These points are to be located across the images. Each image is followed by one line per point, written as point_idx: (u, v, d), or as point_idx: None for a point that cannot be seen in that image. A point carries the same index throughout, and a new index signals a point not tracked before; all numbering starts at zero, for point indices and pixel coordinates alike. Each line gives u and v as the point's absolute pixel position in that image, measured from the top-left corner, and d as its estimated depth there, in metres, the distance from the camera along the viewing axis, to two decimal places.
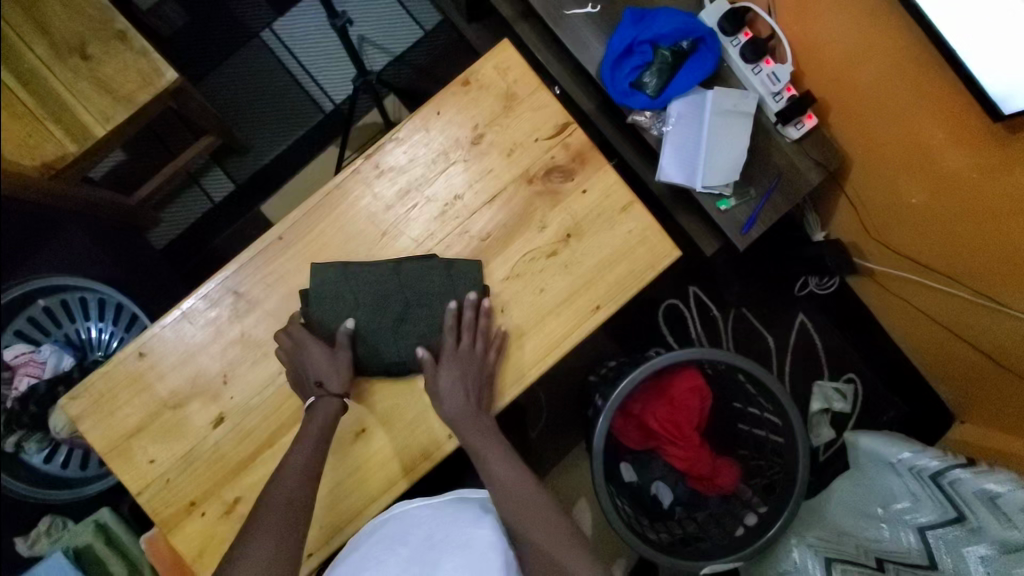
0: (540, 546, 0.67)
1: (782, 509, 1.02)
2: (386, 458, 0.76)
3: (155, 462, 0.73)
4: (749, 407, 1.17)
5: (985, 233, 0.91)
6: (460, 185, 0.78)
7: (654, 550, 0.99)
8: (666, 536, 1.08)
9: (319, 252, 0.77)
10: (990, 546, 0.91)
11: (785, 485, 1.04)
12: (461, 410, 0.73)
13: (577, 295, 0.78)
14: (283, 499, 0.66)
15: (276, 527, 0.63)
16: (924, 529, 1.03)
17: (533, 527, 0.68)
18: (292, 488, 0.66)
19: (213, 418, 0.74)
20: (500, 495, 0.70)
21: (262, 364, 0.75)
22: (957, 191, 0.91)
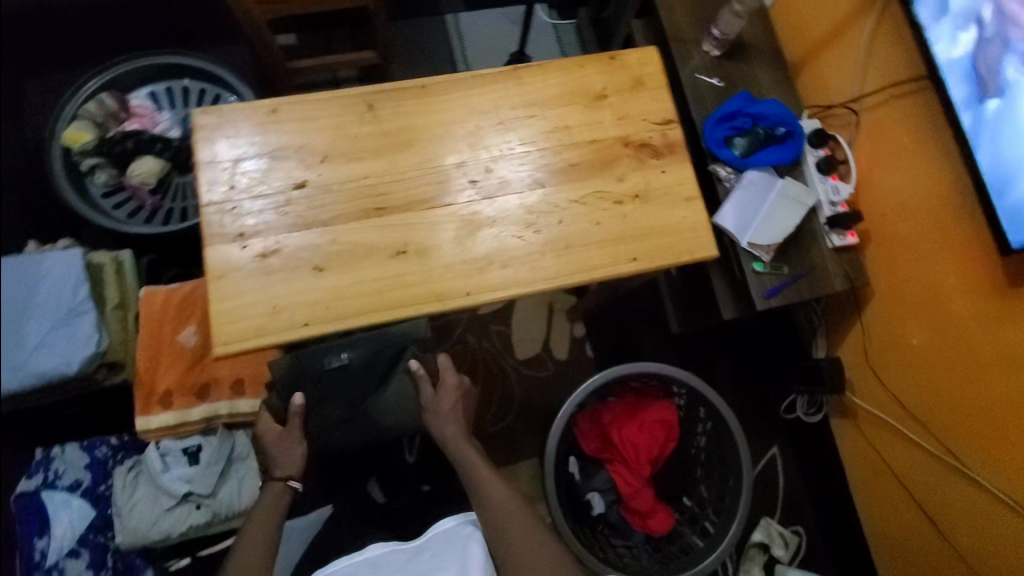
0: (545, 543, 0.83)
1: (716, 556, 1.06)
2: (413, 280, 0.85)
3: (232, 189, 0.85)
4: (702, 470, 1.21)
5: (970, 387, 1.02)
6: (572, 120, 0.94)
7: (597, 559, 1.05)
8: (578, 537, 1.08)
9: (446, 109, 0.92)
10: None
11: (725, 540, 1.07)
12: (445, 429, 0.97)
13: (621, 243, 0.90)
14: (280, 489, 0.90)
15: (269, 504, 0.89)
16: None
17: (523, 534, 0.83)
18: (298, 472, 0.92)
19: (296, 181, 0.86)
20: (500, 491, 0.89)
21: (356, 163, 0.88)
22: (955, 341, 1.04)
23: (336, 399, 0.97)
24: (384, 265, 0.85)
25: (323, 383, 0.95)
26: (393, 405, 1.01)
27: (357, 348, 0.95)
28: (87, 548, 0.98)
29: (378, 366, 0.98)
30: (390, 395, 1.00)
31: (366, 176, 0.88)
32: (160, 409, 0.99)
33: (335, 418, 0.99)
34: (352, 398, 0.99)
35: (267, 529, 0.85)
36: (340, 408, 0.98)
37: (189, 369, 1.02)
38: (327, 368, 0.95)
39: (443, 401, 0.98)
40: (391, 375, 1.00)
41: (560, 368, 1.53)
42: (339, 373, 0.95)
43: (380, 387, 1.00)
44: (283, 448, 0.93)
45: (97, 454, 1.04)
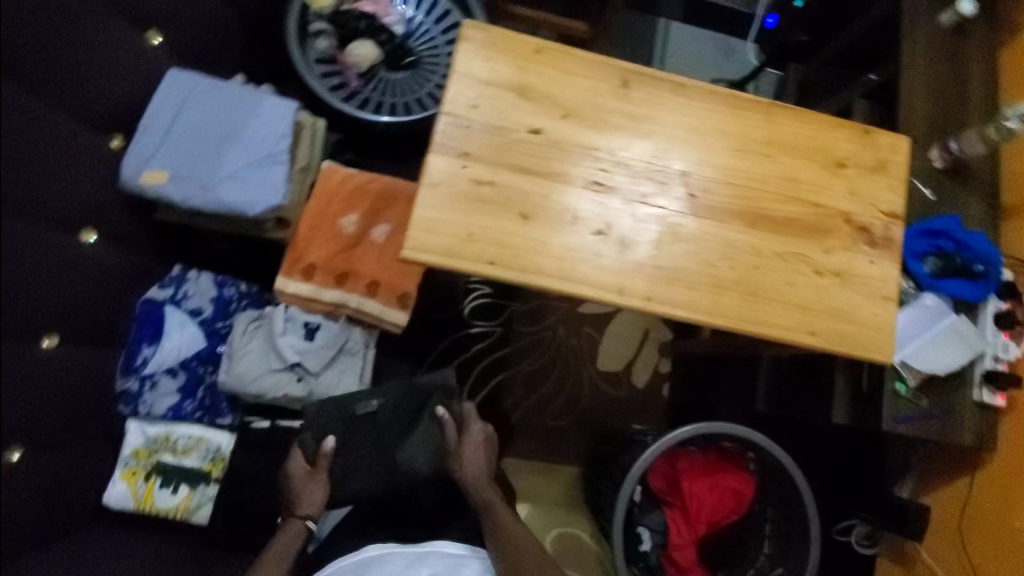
0: None
1: None
2: (602, 264, 0.83)
3: (473, 108, 0.84)
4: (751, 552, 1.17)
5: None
6: (803, 175, 0.92)
7: None
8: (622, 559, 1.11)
9: (692, 117, 0.90)
10: None
11: None
12: (473, 470, 0.97)
13: (806, 314, 0.87)
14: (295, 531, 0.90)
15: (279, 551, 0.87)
16: None
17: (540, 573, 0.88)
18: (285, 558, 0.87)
19: (532, 125, 0.85)
20: (515, 528, 0.92)
21: (591, 131, 0.87)
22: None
23: (364, 443, 1.00)
24: (582, 239, 0.84)
25: (348, 428, 0.99)
26: (420, 454, 1.00)
27: (385, 393, 1.01)
28: (184, 372, 1.01)
29: (410, 404, 1.02)
30: (414, 444, 1.01)
31: (596, 148, 0.87)
32: (298, 278, 1.01)
33: (360, 464, 0.99)
34: (380, 443, 1.00)
35: (280, 569, 0.86)
36: (368, 453, 1.00)
37: (338, 253, 1.03)
38: (354, 410, 0.99)
39: (468, 448, 0.99)
40: (419, 420, 1.02)
41: (632, 395, 1.53)
42: (366, 418, 0.99)
43: (406, 433, 1.01)
44: (307, 488, 0.93)
45: (224, 293, 1.06)
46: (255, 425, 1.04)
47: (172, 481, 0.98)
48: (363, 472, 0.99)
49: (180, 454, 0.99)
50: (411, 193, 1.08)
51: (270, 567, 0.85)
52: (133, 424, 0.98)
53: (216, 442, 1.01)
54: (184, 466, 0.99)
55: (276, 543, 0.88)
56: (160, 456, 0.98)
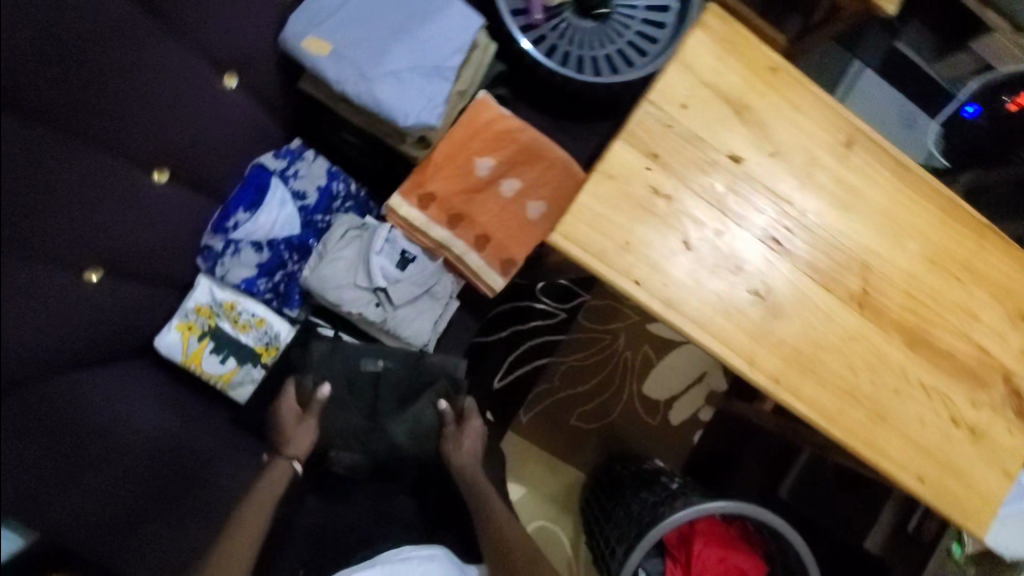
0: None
1: None
2: (744, 327, 0.75)
3: (682, 108, 0.74)
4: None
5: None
6: (985, 314, 0.82)
7: None
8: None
9: (900, 207, 0.80)
10: None
11: None
12: (465, 460, 0.99)
13: (924, 458, 0.79)
14: (278, 473, 0.92)
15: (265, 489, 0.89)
16: None
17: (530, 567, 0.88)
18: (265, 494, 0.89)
19: (736, 151, 0.75)
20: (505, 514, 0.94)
21: (792, 181, 0.77)
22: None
23: (359, 404, 1.01)
24: (738, 292, 0.75)
25: (346, 386, 1.01)
26: (406, 430, 1.01)
27: (393, 359, 1.00)
28: (270, 250, 0.97)
29: (416, 379, 1.02)
30: (407, 417, 1.01)
31: (790, 201, 0.77)
32: (415, 204, 0.94)
33: (348, 422, 1.00)
34: (373, 408, 1.01)
35: (268, 500, 0.89)
36: (360, 415, 1.01)
37: (462, 193, 0.96)
38: (360, 368, 1.00)
39: (464, 436, 1.01)
40: (417, 398, 1.02)
41: (663, 429, 1.47)
42: (370, 378, 1.00)
43: (401, 407, 1.02)
44: (301, 436, 0.96)
45: (332, 186, 1.01)
46: (321, 331, 1.05)
47: (224, 350, 0.96)
48: (351, 432, 1.00)
49: (239, 327, 0.97)
50: (556, 157, 0.98)
51: (259, 495, 0.88)
52: (205, 281, 0.95)
53: (276, 328, 0.99)
54: (239, 340, 0.97)
55: (266, 477, 0.91)
56: (220, 322, 0.96)
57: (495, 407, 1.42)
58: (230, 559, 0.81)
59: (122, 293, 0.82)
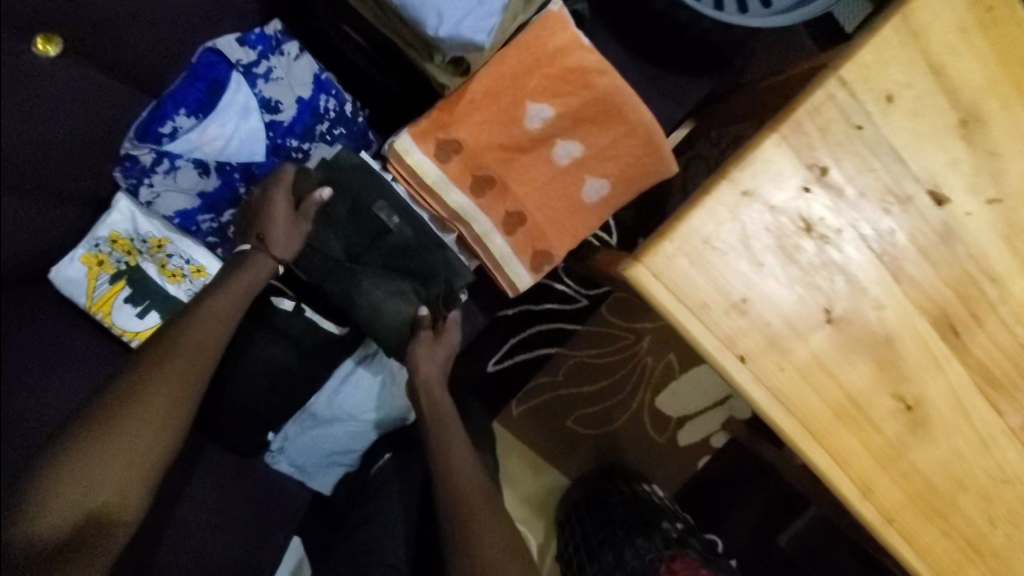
0: None
1: None
2: (879, 444, 0.51)
3: (881, 101, 0.46)
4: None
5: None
6: None
7: None
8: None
9: None
10: None
11: None
12: (435, 382, 0.71)
13: None
14: (222, 310, 0.61)
15: (206, 330, 0.60)
16: None
17: None
18: (208, 333, 0.59)
19: (940, 186, 0.48)
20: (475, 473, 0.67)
21: (1003, 247, 0.51)
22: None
23: (342, 244, 0.71)
24: (880, 396, 0.50)
25: (345, 215, 0.69)
26: (384, 311, 0.72)
27: (415, 217, 0.70)
28: (219, 177, 0.69)
29: (420, 252, 0.71)
30: (386, 293, 0.72)
31: (990, 276, 0.51)
32: (432, 153, 0.67)
33: (322, 247, 0.71)
34: (359, 256, 0.71)
35: (221, 326, 0.61)
36: (336, 248, 0.71)
37: (501, 149, 0.67)
38: (369, 203, 0.68)
39: (443, 351, 0.73)
40: (410, 277, 0.72)
41: (668, 450, 1.27)
42: (373, 227, 0.70)
43: (387, 274, 0.72)
44: (285, 228, 0.66)
45: (318, 101, 0.71)
46: (275, 303, 0.72)
47: (142, 302, 0.69)
48: (321, 267, 0.71)
49: (167, 274, 0.71)
50: (640, 118, 0.66)
51: (198, 338, 0.59)
52: (125, 203, 0.67)
53: None
54: (164, 291, 0.70)
55: (236, 274, 0.64)
56: (143, 262, 0.70)
57: (485, 391, 1.21)
58: (145, 437, 0.53)
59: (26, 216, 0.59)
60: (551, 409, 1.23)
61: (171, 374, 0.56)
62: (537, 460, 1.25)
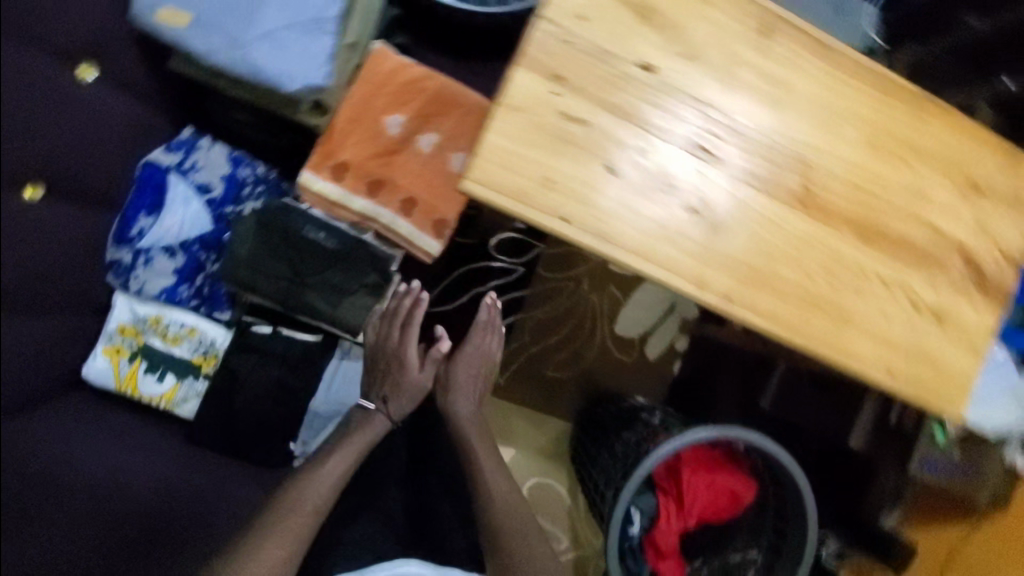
0: None
1: None
2: (688, 249, 0.71)
3: (579, 20, 0.68)
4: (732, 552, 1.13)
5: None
6: (936, 193, 0.77)
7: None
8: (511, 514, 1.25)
9: (831, 93, 0.74)
10: None
11: None
12: (470, 412, 0.95)
13: (893, 351, 0.77)
14: (351, 455, 0.86)
15: (332, 470, 0.84)
16: None
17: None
18: (330, 479, 0.83)
19: (647, 61, 0.70)
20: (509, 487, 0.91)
21: (712, 84, 0.71)
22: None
23: (289, 265, 0.88)
24: (675, 213, 0.71)
25: (285, 240, 0.88)
26: (347, 309, 0.91)
27: (337, 234, 0.90)
28: (184, 253, 0.91)
29: (349, 256, 0.90)
30: (341, 302, 0.91)
31: (715, 107, 0.71)
32: (329, 177, 0.87)
33: (273, 271, 0.88)
34: (301, 271, 0.89)
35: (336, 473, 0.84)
36: (284, 270, 0.89)
37: (378, 157, 0.89)
38: (299, 229, 0.88)
39: (471, 369, 0.96)
40: (347, 270, 0.90)
41: (643, 366, 1.44)
42: (308, 243, 0.89)
43: (330, 279, 0.90)
44: (405, 383, 0.91)
45: (238, 173, 0.93)
46: (255, 330, 0.94)
47: (158, 369, 0.91)
48: (273, 281, 0.88)
49: (170, 341, 0.92)
50: (468, 100, 0.91)
51: (303, 500, 0.81)
52: (123, 299, 0.89)
53: (209, 336, 0.93)
54: (172, 354, 0.92)
55: (354, 434, 0.88)
56: (148, 339, 0.90)
57: None
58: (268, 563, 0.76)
59: (39, 330, 0.75)
60: (532, 368, 1.41)
61: (280, 537, 0.77)
62: (538, 415, 1.42)
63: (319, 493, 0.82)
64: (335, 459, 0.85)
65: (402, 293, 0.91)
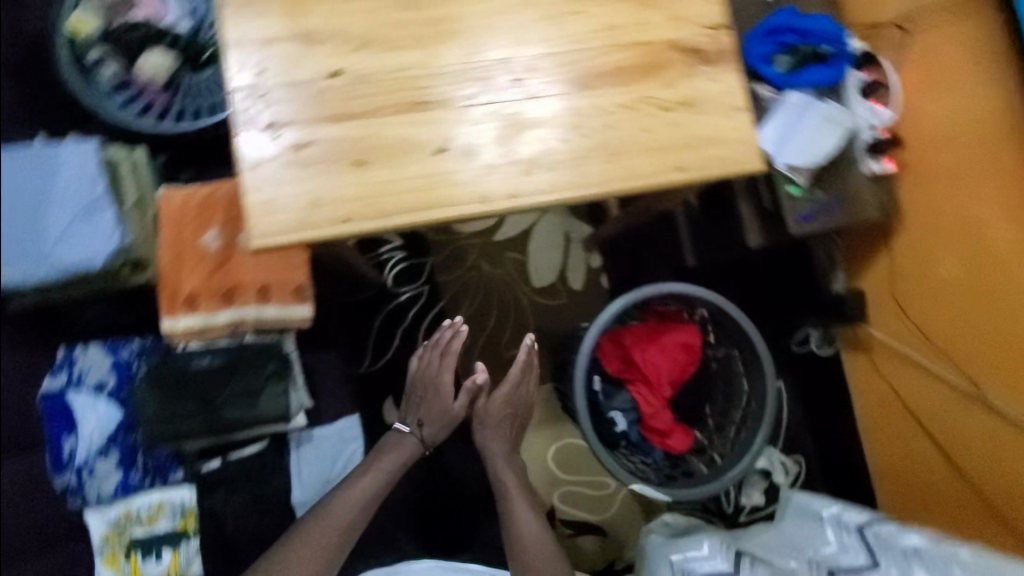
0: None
1: (737, 460, 1.10)
2: (456, 180, 0.81)
3: (260, 73, 0.80)
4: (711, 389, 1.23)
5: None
6: (619, 18, 0.89)
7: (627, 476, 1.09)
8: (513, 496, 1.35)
9: (488, 0, 0.86)
10: None
11: (746, 439, 1.12)
12: (501, 448, 1.13)
13: (669, 150, 0.87)
14: (385, 466, 1.05)
15: (366, 478, 1.02)
16: (837, 571, 1.04)
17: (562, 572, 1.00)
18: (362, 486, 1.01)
19: (331, 68, 0.81)
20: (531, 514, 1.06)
21: (393, 53, 0.83)
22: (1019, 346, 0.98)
23: (196, 399, 0.97)
24: (427, 161, 0.81)
25: (180, 381, 0.97)
26: (263, 403, 0.99)
27: (220, 353, 0.99)
28: (115, 447, 1.00)
29: (239, 362, 0.99)
30: (254, 400, 0.99)
31: (406, 66, 0.83)
32: (186, 312, 0.97)
33: (186, 412, 0.97)
34: (207, 397, 0.97)
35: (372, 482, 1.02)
36: (194, 406, 0.97)
37: (214, 273, 0.98)
38: (186, 365, 0.98)
39: (505, 416, 1.14)
40: (245, 373, 0.99)
41: (574, 298, 1.53)
42: (199, 373, 0.98)
43: (235, 389, 0.98)
44: (438, 403, 1.10)
45: (120, 357, 1.02)
46: (205, 469, 1.03)
47: (152, 549, 0.99)
48: (190, 420, 0.97)
49: (150, 521, 1.00)
50: None
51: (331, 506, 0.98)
52: (94, 513, 0.98)
53: (178, 499, 1.00)
54: (157, 531, 1.00)
55: (390, 450, 1.07)
56: (131, 530, 0.99)
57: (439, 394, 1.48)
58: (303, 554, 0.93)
59: None
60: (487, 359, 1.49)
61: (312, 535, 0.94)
62: None
63: (349, 496, 1.00)
64: (373, 466, 1.04)
65: (448, 326, 1.11)
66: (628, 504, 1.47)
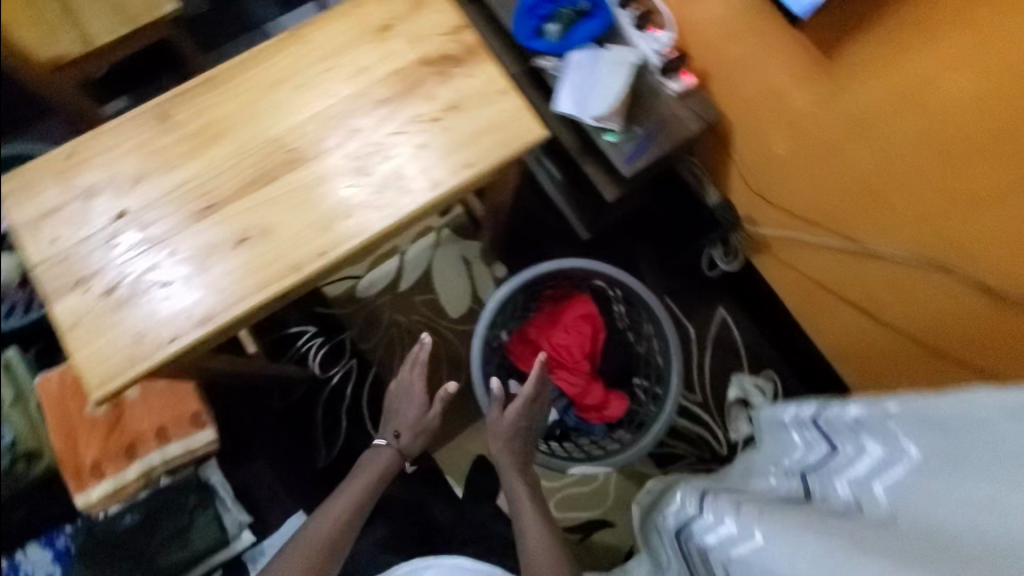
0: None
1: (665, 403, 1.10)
2: (264, 260, 0.84)
3: (57, 241, 0.85)
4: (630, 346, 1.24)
5: (890, 212, 0.98)
6: (365, 60, 0.95)
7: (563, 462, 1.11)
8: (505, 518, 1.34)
9: (239, 93, 0.92)
10: (870, 460, 0.89)
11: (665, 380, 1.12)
12: (510, 455, 1.05)
13: (454, 153, 0.91)
14: (364, 480, 1.10)
15: (351, 491, 1.07)
16: (806, 471, 1.02)
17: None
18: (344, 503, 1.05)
19: (117, 210, 0.86)
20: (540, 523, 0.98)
21: (169, 173, 0.88)
22: (867, 188, 0.99)
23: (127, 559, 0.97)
24: (230, 255, 0.84)
25: (107, 548, 0.97)
26: (197, 534, 1.00)
27: (139, 506, 1.00)
28: None
29: (162, 505, 1.00)
30: (188, 535, 1.00)
31: (183, 180, 0.87)
32: (96, 481, 1.00)
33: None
34: (139, 553, 0.98)
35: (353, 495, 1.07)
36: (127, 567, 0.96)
37: (111, 433, 1.01)
38: (106, 529, 0.98)
39: (522, 422, 1.07)
40: (172, 515, 1.00)
41: None
42: (124, 531, 0.98)
43: (165, 533, 0.99)
44: (410, 413, 1.18)
45: (58, 546, 1.03)
46: None
47: None
48: None
49: None
50: None
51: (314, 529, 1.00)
52: None
53: None
54: None
55: (370, 464, 1.13)
56: None
57: None
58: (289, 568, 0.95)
59: None
60: None
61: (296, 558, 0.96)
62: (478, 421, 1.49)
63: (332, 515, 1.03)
64: (352, 481, 1.10)
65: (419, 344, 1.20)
66: (624, 487, 1.43)
